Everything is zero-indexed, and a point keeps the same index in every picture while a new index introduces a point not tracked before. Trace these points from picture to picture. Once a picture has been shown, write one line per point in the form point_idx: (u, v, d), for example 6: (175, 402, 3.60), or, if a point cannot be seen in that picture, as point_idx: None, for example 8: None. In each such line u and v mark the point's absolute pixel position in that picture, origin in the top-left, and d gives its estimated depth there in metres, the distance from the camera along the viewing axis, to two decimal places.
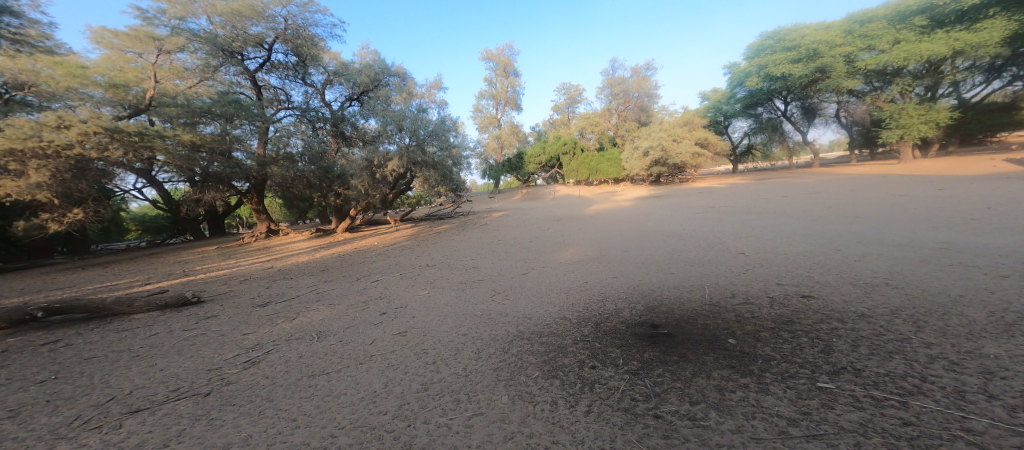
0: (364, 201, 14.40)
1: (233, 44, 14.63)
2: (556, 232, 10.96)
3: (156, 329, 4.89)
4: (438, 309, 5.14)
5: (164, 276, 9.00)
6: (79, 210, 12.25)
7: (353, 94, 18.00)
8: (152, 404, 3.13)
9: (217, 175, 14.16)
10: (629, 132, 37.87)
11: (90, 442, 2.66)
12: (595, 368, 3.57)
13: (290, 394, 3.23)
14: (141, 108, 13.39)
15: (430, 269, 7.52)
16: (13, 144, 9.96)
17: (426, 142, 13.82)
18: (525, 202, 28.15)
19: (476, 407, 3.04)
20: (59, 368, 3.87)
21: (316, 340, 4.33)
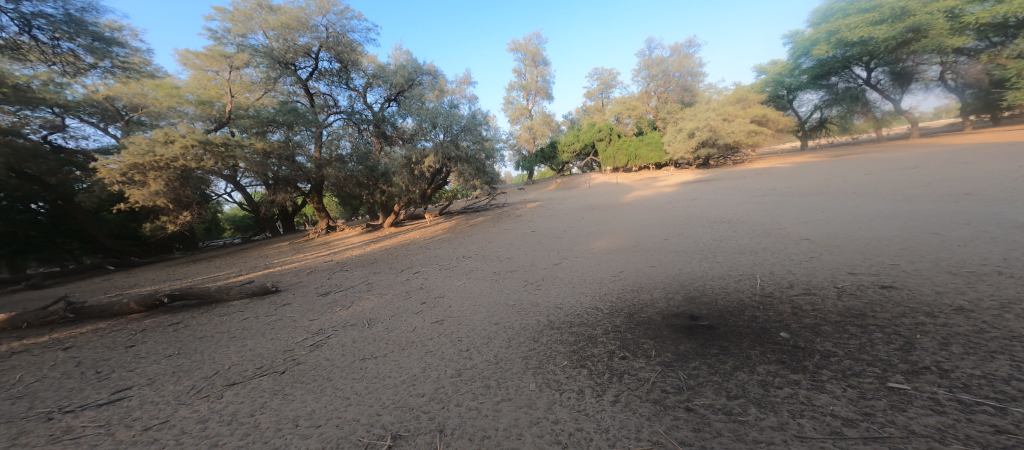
0: (405, 197, 15.13)
1: (288, 56, 15.39)
2: (589, 221, 10.79)
3: (246, 315, 5.64)
4: (474, 298, 5.36)
5: (250, 268, 10.32)
6: (187, 213, 14.14)
7: (391, 95, 18.74)
8: (243, 378, 3.65)
9: (285, 179, 15.64)
10: (671, 115, 35.52)
11: (201, 408, 3.19)
12: (626, 359, 3.53)
13: (346, 375, 3.58)
14: (223, 120, 15.24)
15: (467, 260, 7.80)
16: (136, 159, 11.70)
17: (459, 137, 14.18)
18: (562, 191, 27.85)
19: (506, 393, 3.18)
20: (177, 344, 4.66)
21: (367, 327, 4.72)
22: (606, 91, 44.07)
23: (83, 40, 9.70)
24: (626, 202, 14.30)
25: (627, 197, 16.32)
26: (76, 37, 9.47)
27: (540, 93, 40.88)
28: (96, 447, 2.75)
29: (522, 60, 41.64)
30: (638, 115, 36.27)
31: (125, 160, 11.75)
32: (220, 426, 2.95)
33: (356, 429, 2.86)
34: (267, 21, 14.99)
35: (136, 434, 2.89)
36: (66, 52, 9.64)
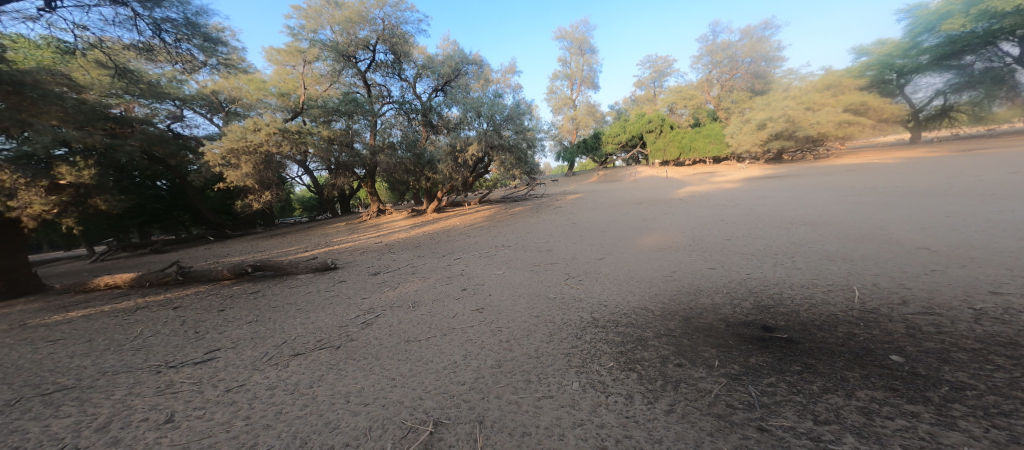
0: (449, 184, 15.91)
1: (350, 49, 16.44)
2: (634, 216, 10.20)
3: (310, 288, 6.23)
4: (514, 288, 5.29)
5: (314, 245, 11.47)
6: (267, 193, 16.35)
7: (438, 85, 18.91)
8: (306, 350, 3.97)
9: (344, 165, 17.10)
10: (737, 105, 32.51)
11: (272, 375, 3.51)
12: (682, 366, 3.15)
13: (392, 356, 3.70)
14: (297, 111, 17.05)
15: (505, 249, 7.77)
16: (233, 143, 13.93)
17: (501, 127, 14.32)
18: (607, 183, 27.03)
19: (547, 390, 3.02)
20: (254, 312, 5.25)
21: (412, 309, 4.88)
22: (658, 80, 41.87)
23: (201, 42, 8.59)
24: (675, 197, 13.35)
25: (680, 191, 15.24)
26: (192, 38, 8.39)
27: (585, 82, 39.99)
28: (188, 403, 3.15)
29: (568, 49, 40.59)
30: (697, 105, 33.56)
31: (226, 145, 14.08)
32: (285, 394, 3.21)
33: (400, 412, 2.91)
34: (332, 16, 16.28)
35: (220, 394, 3.26)
36: (186, 53, 8.63)
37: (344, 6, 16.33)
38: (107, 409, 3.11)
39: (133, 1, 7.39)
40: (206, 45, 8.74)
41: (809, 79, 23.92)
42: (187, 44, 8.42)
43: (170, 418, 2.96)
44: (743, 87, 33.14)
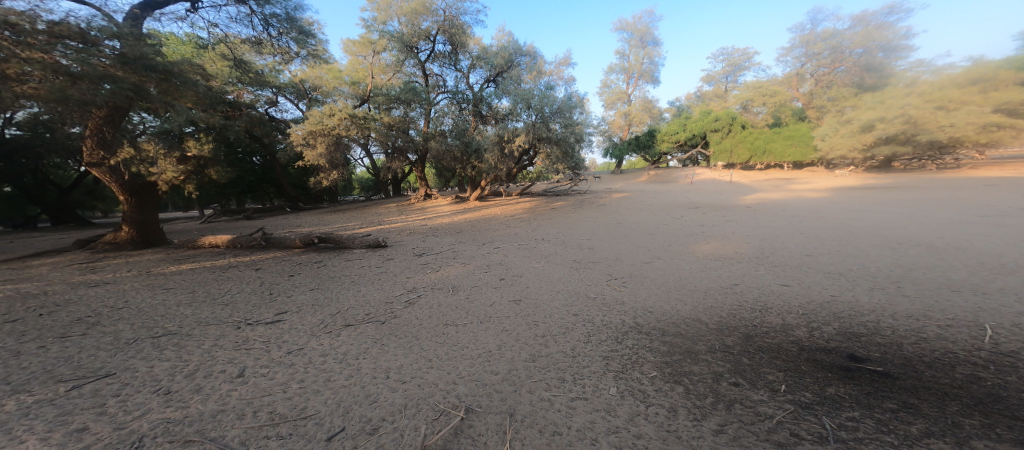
0: (493, 173, 16.34)
1: (413, 40, 17.25)
2: (688, 220, 9.48)
3: (362, 263, 6.69)
4: (552, 283, 5.17)
5: (367, 223, 12.32)
6: (334, 173, 18.00)
7: (490, 76, 19.21)
8: (355, 322, 4.25)
9: (400, 149, 18.20)
10: (836, 103, 26.96)
11: (325, 343, 3.81)
12: (738, 386, 2.80)
13: (431, 337, 3.81)
14: (364, 98, 18.02)
15: (545, 243, 7.66)
16: (312, 127, 15.39)
17: (551, 119, 14.17)
18: (661, 183, 25.62)
19: (582, 391, 2.88)
20: (315, 280, 5.78)
21: (451, 293, 5.01)
22: (733, 74, 38.86)
23: (296, 35, 9.75)
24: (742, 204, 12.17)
25: (746, 198, 13.81)
26: (290, 32, 9.59)
27: (644, 76, 38.42)
28: (256, 360, 3.53)
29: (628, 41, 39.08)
30: (779, 103, 30.11)
31: (307, 127, 15.61)
32: (334, 362, 3.45)
33: (434, 394, 2.96)
34: (400, 7, 17.02)
35: (282, 355, 3.61)
36: (284, 46, 9.95)
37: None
38: (195, 357, 3.61)
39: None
40: (300, 38, 9.89)
41: (946, 71, 18.93)
42: (287, 37, 9.67)
43: (241, 372, 3.33)
44: (848, 82, 26.70)
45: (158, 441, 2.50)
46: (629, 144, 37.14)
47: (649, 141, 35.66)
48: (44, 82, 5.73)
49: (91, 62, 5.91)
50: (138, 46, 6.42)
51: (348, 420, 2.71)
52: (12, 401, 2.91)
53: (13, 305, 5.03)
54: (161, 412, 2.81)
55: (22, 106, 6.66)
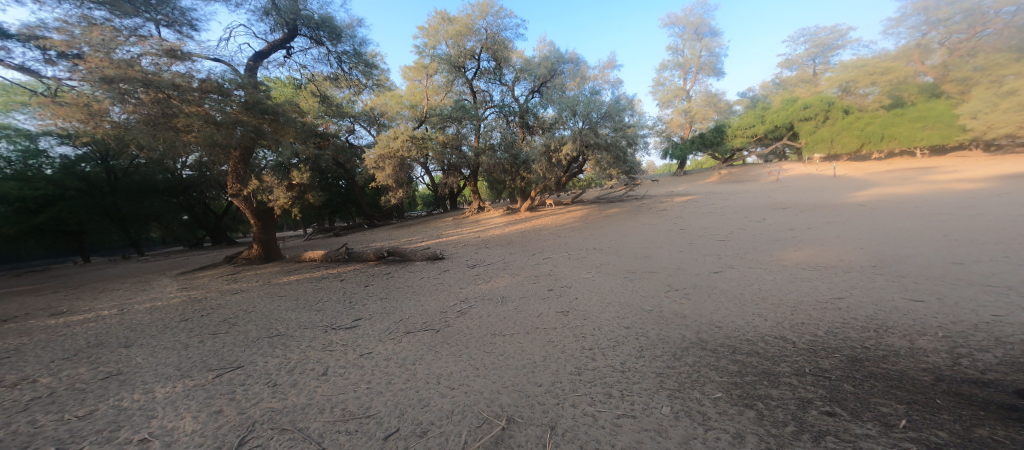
0: (542, 184, 16.00)
1: (460, 60, 18.14)
2: (765, 224, 8.33)
3: (426, 274, 7.28)
4: (603, 295, 5.05)
5: (428, 237, 13.30)
6: (399, 191, 19.65)
7: (534, 86, 19.37)
8: (414, 329, 4.60)
9: (454, 166, 19.29)
10: (988, 72, 17.94)
11: (391, 347, 4.17)
12: (834, 416, 2.26)
13: (479, 346, 3.94)
14: (421, 118, 19.77)
15: (597, 253, 7.48)
16: (382, 149, 16.93)
17: (598, 124, 13.77)
18: (743, 183, 22.70)
19: (630, 408, 2.62)
20: (384, 290, 6.42)
21: (500, 304, 5.21)
22: (822, 55, 32.47)
23: (363, 68, 11.20)
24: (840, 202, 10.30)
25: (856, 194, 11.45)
26: (358, 65, 11.07)
27: (703, 69, 34.45)
28: (336, 361, 4.00)
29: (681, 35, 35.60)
30: (896, 80, 23.25)
31: (377, 152, 17.34)
32: (395, 366, 3.73)
33: (479, 401, 2.98)
34: (447, 31, 18.03)
35: (355, 358, 4.02)
36: (355, 79, 11.44)
37: (455, 21, 18.05)
38: (293, 354, 4.25)
39: (327, 41, 10.30)
40: (367, 70, 11.31)
41: None
42: (356, 70, 11.22)
43: (324, 371, 3.78)
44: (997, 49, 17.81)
45: (263, 427, 2.92)
46: (694, 143, 33.44)
47: (717, 138, 32.33)
48: (200, 131, 7.70)
49: (225, 110, 7.73)
50: (255, 94, 8.12)
51: (403, 422, 2.85)
52: (177, 384, 3.74)
53: (185, 309, 6.54)
54: (266, 401, 3.31)
55: (190, 151, 8.87)
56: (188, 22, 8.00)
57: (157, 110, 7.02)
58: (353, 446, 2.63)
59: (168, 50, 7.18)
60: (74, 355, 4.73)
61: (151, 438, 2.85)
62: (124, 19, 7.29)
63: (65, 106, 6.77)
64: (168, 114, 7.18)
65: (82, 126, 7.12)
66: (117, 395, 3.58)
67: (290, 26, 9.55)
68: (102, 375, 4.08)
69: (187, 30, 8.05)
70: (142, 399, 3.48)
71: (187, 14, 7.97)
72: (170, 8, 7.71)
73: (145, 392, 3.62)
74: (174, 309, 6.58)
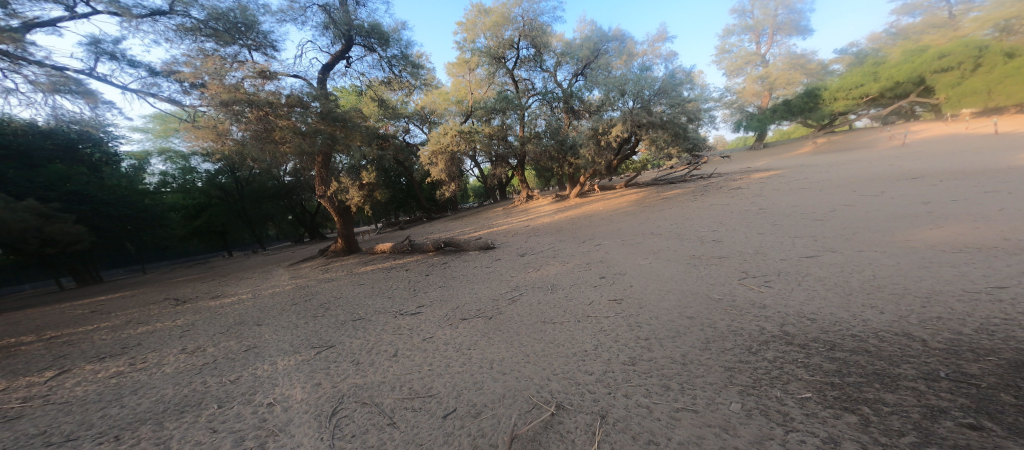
0: (591, 169, 15.51)
1: (500, 51, 18.18)
2: (864, 199, 7.06)
3: (481, 262, 7.57)
4: (661, 283, 4.76)
5: (479, 228, 13.74)
6: (452, 184, 20.48)
7: (578, 70, 18.75)
8: (469, 316, 4.84)
9: (501, 156, 19.54)
10: None
11: (451, 332, 4.44)
12: (980, 430, 1.81)
13: (530, 334, 4.03)
14: (467, 112, 20.22)
15: (654, 239, 7.09)
16: (435, 146, 17.70)
17: (652, 102, 12.89)
18: (845, 152, 19.46)
19: (691, 402, 2.44)
20: (442, 278, 6.83)
21: (550, 291, 5.26)
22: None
23: (412, 70, 11.84)
24: (976, 169, 8.34)
25: (1007, 157, 9.09)
26: (406, 67, 11.71)
27: (782, 30, 29.60)
28: (404, 344, 4.35)
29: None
30: None
31: (431, 148, 18.12)
32: (452, 351, 3.98)
33: (529, 387, 3.03)
34: (484, 23, 18.22)
35: (419, 341, 4.34)
36: (406, 80, 12.11)
37: (491, 12, 18.23)
38: (371, 337, 4.74)
39: (378, 47, 11.02)
40: (415, 71, 11.94)
41: None
42: (405, 72, 11.85)
43: (395, 353, 4.15)
44: None
45: (349, 400, 3.30)
46: (777, 111, 28.79)
47: (809, 104, 27.88)
48: (292, 143, 8.88)
49: (307, 120, 8.75)
50: (328, 105, 9.07)
51: (459, 403, 3.02)
52: (289, 358, 4.41)
53: (288, 296, 7.65)
54: (351, 378, 3.74)
55: (286, 161, 10.21)
56: (269, 43, 9.24)
57: (261, 126, 8.27)
58: (418, 423, 2.85)
59: (260, 72, 8.30)
60: (226, 330, 5.86)
61: (274, 403, 3.41)
62: (225, 47, 8.62)
63: (201, 130, 8.21)
64: (269, 129, 8.40)
65: (215, 144, 8.63)
66: (250, 366, 4.35)
67: (346, 37, 10.34)
68: (242, 348, 5.00)
69: (270, 50, 9.28)
70: (266, 370, 4.18)
71: (268, 36, 9.21)
72: (256, 33, 8.95)
73: (269, 363, 4.35)
74: (283, 295, 7.76)
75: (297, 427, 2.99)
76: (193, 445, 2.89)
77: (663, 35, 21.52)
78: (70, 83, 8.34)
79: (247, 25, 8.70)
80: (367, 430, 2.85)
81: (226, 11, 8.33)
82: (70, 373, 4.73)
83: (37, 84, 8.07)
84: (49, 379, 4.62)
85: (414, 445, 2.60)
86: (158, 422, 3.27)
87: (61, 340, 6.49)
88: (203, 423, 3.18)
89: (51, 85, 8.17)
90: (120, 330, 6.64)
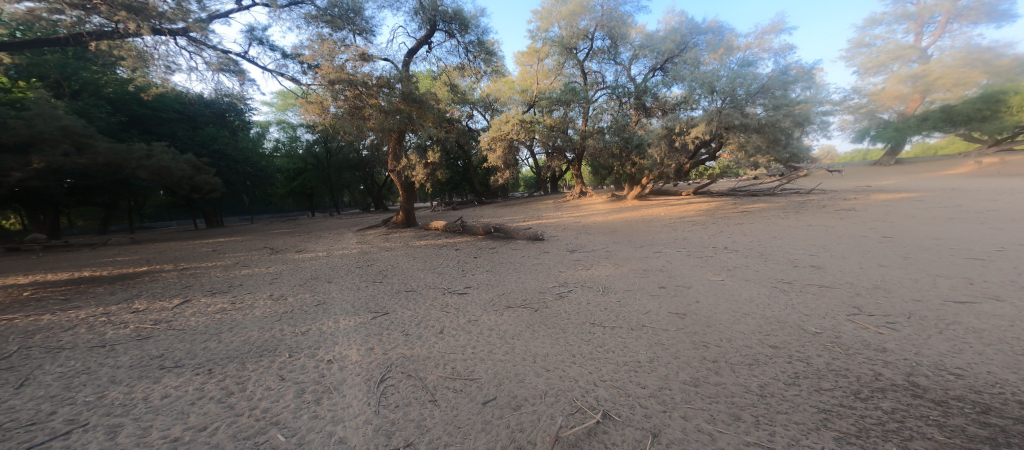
0: (658, 170, 14.86)
1: (573, 41, 17.80)
2: (1000, 242, 5.93)
3: (529, 252, 7.53)
4: (735, 304, 4.36)
5: (529, 218, 13.79)
6: (506, 172, 20.68)
7: (657, 63, 18.09)
8: (515, 305, 4.81)
9: (559, 148, 19.33)
10: None
11: (496, 318, 4.46)
12: None
13: (577, 333, 3.91)
14: (529, 102, 20.09)
15: (725, 255, 6.55)
16: (494, 132, 17.79)
17: (747, 102, 11.88)
18: (980, 180, 16.47)
19: (767, 439, 2.18)
20: (489, 263, 6.87)
21: (601, 293, 5.07)
22: None
23: (485, 56, 11.97)
24: None
25: None
26: (480, 54, 11.91)
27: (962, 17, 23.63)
28: (451, 323, 4.42)
29: None
30: None
31: (490, 134, 18.26)
32: (496, 337, 3.96)
33: (574, 389, 2.93)
34: (560, 12, 17.99)
35: (464, 323, 4.39)
36: (476, 67, 12.25)
37: (569, 1, 18.01)
38: (421, 310, 4.88)
39: (457, 33, 11.25)
40: (488, 57, 12.07)
41: None
42: (478, 59, 12.06)
43: (441, 330, 4.24)
44: None
45: (396, 370, 3.41)
46: (929, 119, 23.99)
47: (980, 111, 22.45)
48: (376, 120, 9.38)
49: (391, 101, 9.18)
50: (409, 86, 9.36)
51: (499, 392, 2.99)
52: (350, 319, 4.69)
53: (349, 259, 8.19)
54: (400, 347, 3.88)
55: (365, 137, 10.80)
56: (371, 29, 9.75)
57: (354, 105, 8.84)
58: (456, 404, 2.86)
59: (361, 54, 8.82)
60: (303, 283, 6.41)
61: (333, 361, 3.63)
62: (336, 33, 9.28)
63: (309, 106, 9.00)
64: (359, 107, 8.96)
65: (317, 119, 9.45)
66: (320, 320, 4.69)
67: (431, 23, 10.72)
68: (314, 302, 5.42)
69: (370, 36, 9.79)
70: (332, 327, 4.48)
71: (371, 22, 9.72)
72: (361, 19, 9.46)
73: (335, 321, 4.66)
74: (349, 258, 8.31)
75: (349, 388, 3.14)
76: (264, 389, 3.14)
77: (777, 27, 17.79)
78: (232, 64, 9.56)
79: (356, 11, 9.28)
80: (409, 402, 2.91)
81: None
82: (191, 303, 5.46)
83: (210, 65, 9.40)
84: (176, 305, 5.37)
85: (452, 427, 2.61)
86: (244, 362, 3.63)
87: (189, 271, 7.63)
88: (275, 370, 3.46)
89: (219, 65, 9.44)
90: (228, 270, 7.61)
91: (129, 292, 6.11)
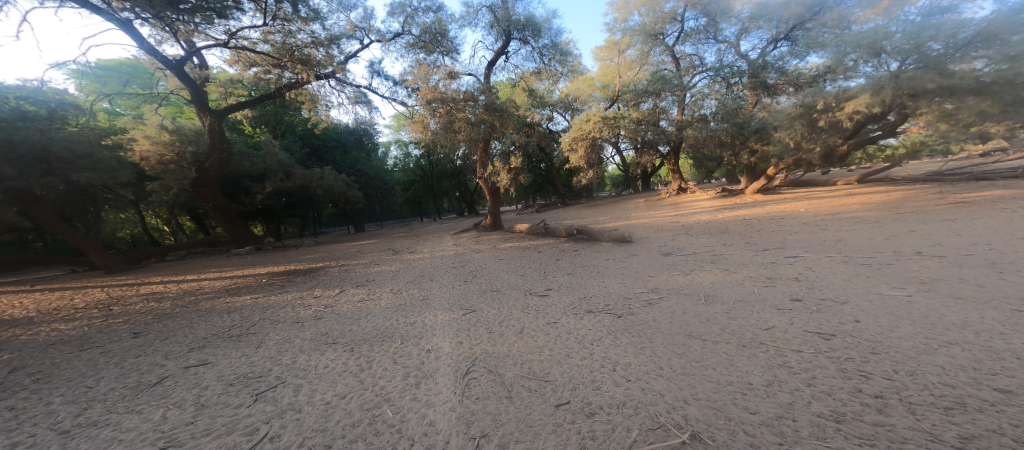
0: (792, 157, 12.68)
1: (657, 27, 16.51)
2: None
3: (618, 255, 7.16)
4: (932, 329, 3.34)
5: (618, 218, 13.15)
6: (591, 172, 20.18)
7: (779, 33, 15.73)
8: (596, 309, 4.63)
9: (650, 143, 18.04)
10: None
11: (580, 322, 4.34)
12: None
13: (666, 345, 3.57)
14: (613, 98, 19.32)
15: (936, 263, 5.04)
16: (576, 132, 17.64)
17: (954, 58, 9.03)
18: None
19: None
20: (572, 266, 6.75)
21: (701, 302, 4.52)
22: None
23: (561, 57, 11.94)
24: None
25: None
26: (555, 56, 11.91)
27: None
28: (531, 323, 4.47)
29: None
30: None
31: (571, 134, 18.11)
32: (576, 341, 3.87)
33: (658, 403, 2.68)
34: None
35: (545, 324, 4.39)
36: (553, 69, 12.23)
37: None
38: (506, 309, 5.05)
39: (532, 39, 11.43)
40: (563, 58, 11.99)
41: None
42: (555, 61, 12.06)
43: (522, 330, 4.31)
44: None
45: (479, 365, 3.59)
46: None
47: None
48: (464, 132, 10.12)
49: (476, 113, 9.82)
50: (491, 98, 9.89)
51: (574, 396, 2.90)
52: (445, 314, 5.11)
53: (447, 260, 8.97)
54: (484, 344, 4.08)
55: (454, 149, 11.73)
56: (456, 48, 10.57)
57: (446, 119, 9.73)
58: (530, 403, 2.88)
59: (449, 73, 9.64)
60: (412, 280, 7.25)
61: (430, 351, 4.00)
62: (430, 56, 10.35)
63: (416, 124, 10.21)
64: (452, 121, 9.81)
65: (421, 135, 10.68)
66: (424, 314, 5.23)
67: (506, 33, 11.13)
68: (417, 297, 6.07)
69: (456, 55, 10.63)
70: (431, 320, 4.94)
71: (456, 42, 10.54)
72: (447, 40, 10.30)
73: (434, 315, 5.13)
74: (448, 258, 9.08)
75: (441, 376, 3.41)
76: (382, 370, 3.63)
77: None
78: (364, 96, 11.39)
79: (443, 34, 10.14)
80: (488, 396, 3.04)
81: (430, 25, 10.01)
82: (346, 293, 6.60)
83: (348, 98, 11.37)
84: (336, 294, 6.59)
85: (524, 425, 2.63)
86: (372, 345, 4.25)
87: (344, 267, 9.24)
88: (391, 354, 3.96)
89: (355, 99, 11.35)
90: (364, 267, 9.04)
91: (315, 282, 7.74)
